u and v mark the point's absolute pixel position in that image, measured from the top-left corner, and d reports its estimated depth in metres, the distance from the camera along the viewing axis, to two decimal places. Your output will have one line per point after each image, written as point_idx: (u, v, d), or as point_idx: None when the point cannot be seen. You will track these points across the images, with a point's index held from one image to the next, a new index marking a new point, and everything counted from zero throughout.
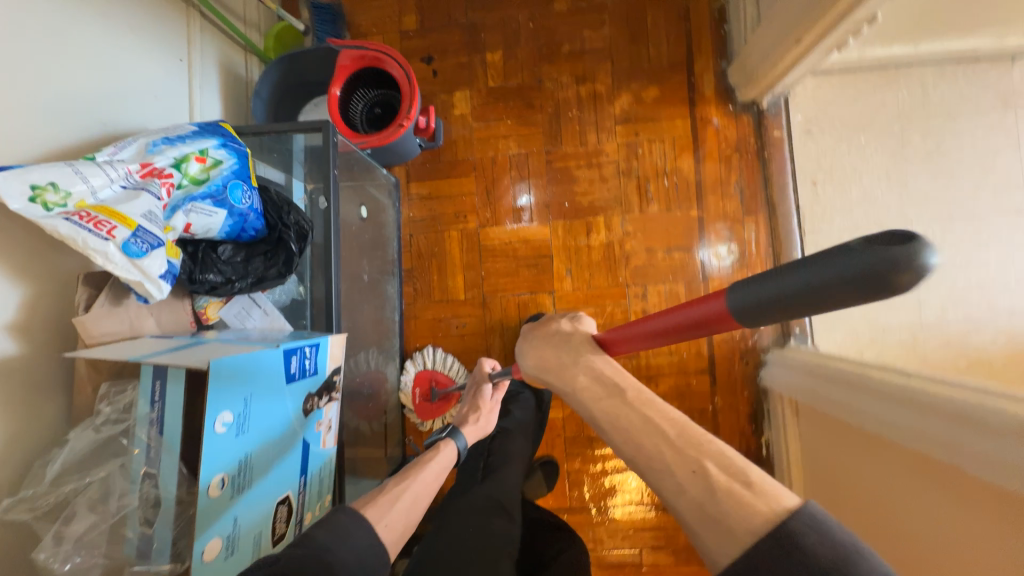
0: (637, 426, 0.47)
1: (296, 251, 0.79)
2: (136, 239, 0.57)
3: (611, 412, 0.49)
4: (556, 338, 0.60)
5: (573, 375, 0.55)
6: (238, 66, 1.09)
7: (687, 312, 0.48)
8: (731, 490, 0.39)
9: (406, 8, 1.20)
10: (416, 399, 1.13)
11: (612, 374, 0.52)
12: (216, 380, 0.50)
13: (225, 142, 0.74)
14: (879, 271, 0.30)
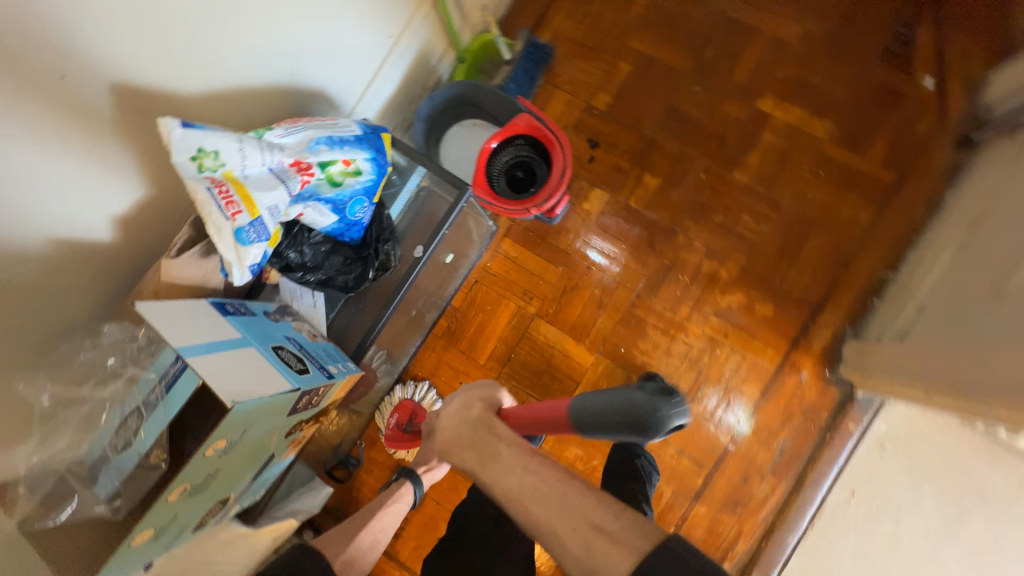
0: (527, 489, 0.54)
1: (369, 278, 0.81)
2: (251, 229, 0.60)
3: (509, 490, 0.55)
4: (458, 408, 0.71)
5: (483, 463, 0.59)
6: (434, 56, 1.07)
7: (554, 406, 0.67)
8: (601, 545, 0.48)
9: (605, 86, 1.17)
10: (389, 426, 1.15)
11: (494, 451, 0.59)
12: (233, 418, 0.53)
13: (375, 157, 0.75)
14: (651, 418, 0.54)
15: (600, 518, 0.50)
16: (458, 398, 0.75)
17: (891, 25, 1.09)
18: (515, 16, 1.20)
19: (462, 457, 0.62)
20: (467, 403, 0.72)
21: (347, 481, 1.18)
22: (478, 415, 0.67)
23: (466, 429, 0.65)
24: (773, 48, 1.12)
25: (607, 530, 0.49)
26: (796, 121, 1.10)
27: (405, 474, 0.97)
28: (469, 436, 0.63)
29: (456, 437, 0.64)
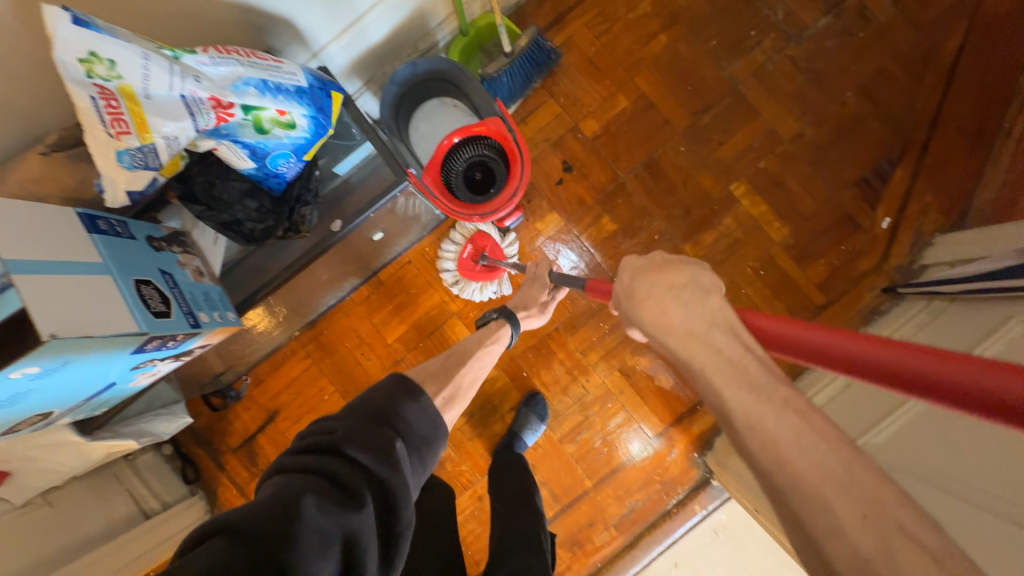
0: (782, 432, 0.41)
1: (273, 236, 0.77)
2: (137, 154, 0.56)
3: (751, 409, 0.43)
4: (676, 281, 0.53)
5: (722, 374, 0.45)
6: (434, 18, 1.00)
7: (958, 367, 0.35)
8: (907, 549, 0.34)
9: (599, 114, 1.13)
10: (462, 255, 1.10)
11: (738, 361, 0.46)
12: (48, 350, 0.50)
13: (314, 115, 0.70)
14: None
15: (907, 521, 0.36)
16: (682, 271, 0.53)
17: (876, 158, 1.10)
18: (534, 7, 1.14)
19: (688, 349, 0.49)
20: (700, 283, 0.52)
21: (222, 411, 1.18)
22: (715, 309, 0.50)
23: (694, 315, 0.50)
24: (765, 138, 1.12)
25: (913, 532, 0.35)
26: (758, 215, 1.11)
27: (507, 314, 0.93)
28: (701, 323, 0.49)
29: (681, 321, 0.50)
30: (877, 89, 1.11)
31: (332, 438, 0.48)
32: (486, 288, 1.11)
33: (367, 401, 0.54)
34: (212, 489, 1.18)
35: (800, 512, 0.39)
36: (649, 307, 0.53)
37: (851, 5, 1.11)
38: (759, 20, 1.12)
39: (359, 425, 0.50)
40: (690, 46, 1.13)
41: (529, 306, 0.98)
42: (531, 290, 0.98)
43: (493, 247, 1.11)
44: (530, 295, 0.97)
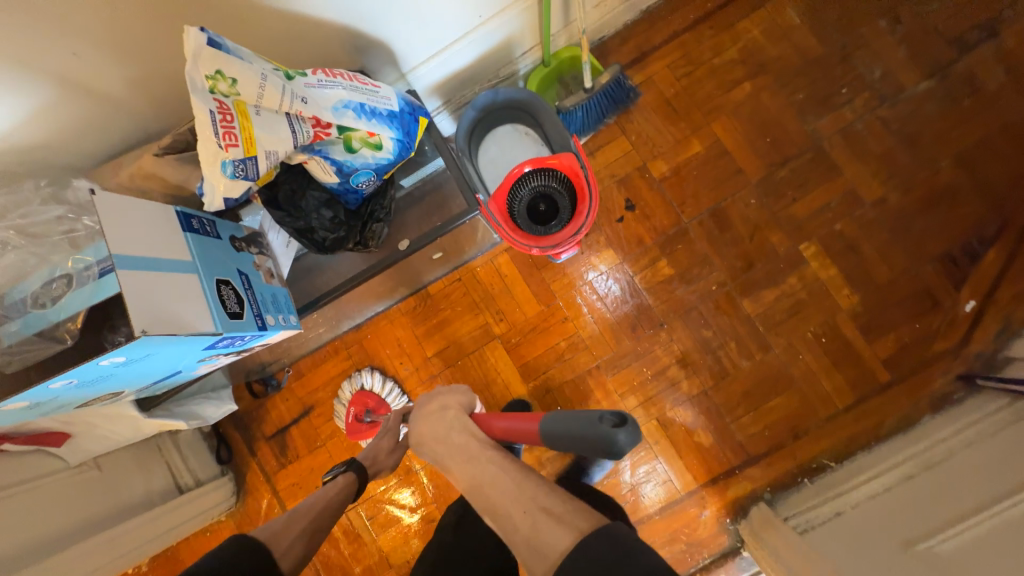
0: (477, 479, 0.65)
1: (343, 247, 0.79)
2: (239, 165, 0.58)
3: (470, 474, 0.66)
4: (432, 406, 0.80)
5: (456, 459, 0.70)
6: (520, 47, 1.02)
7: (526, 421, 0.72)
8: (543, 518, 0.56)
9: (668, 155, 1.11)
10: (349, 417, 1.15)
11: (465, 442, 0.71)
12: (136, 343, 0.53)
13: (400, 139, 0.72)
14: (608, 441, 0.60)
15: (549, 504, 0.57)
16: (434, 398, 0.82)
17: (967, 234, 1.02)
18: (618, 43, 1.13)
19: (436, 449, 0.74)
20: (446, 406, 0.79)
21: (262, 397, 1.22)
22: (454, 418, 0.76)
23: (442, 428, 0.75)
24: (844, 199, 1.06)
25: (552, 510, 0.56)
26: (826, 279, 1.06)
27: (354, 467, 0.89)
28: (445, 431, 0.74)
29: (435, 432, 0.75)
30: (979, 161, 1.03)
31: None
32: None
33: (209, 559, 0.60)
34: (241, 472, 1.22)
35: (503, 525, 0.59)
36: (421, 429, 0.77)
37: (960, 68, 1.04)
38: (853, 76, 1.07)
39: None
40: (774, 97, 1.09)
41: (379, 458, 0.94)
42: (381, 440, 0.95)
43: (375, 404, 1.15)
44: (378, 445, 0.94)
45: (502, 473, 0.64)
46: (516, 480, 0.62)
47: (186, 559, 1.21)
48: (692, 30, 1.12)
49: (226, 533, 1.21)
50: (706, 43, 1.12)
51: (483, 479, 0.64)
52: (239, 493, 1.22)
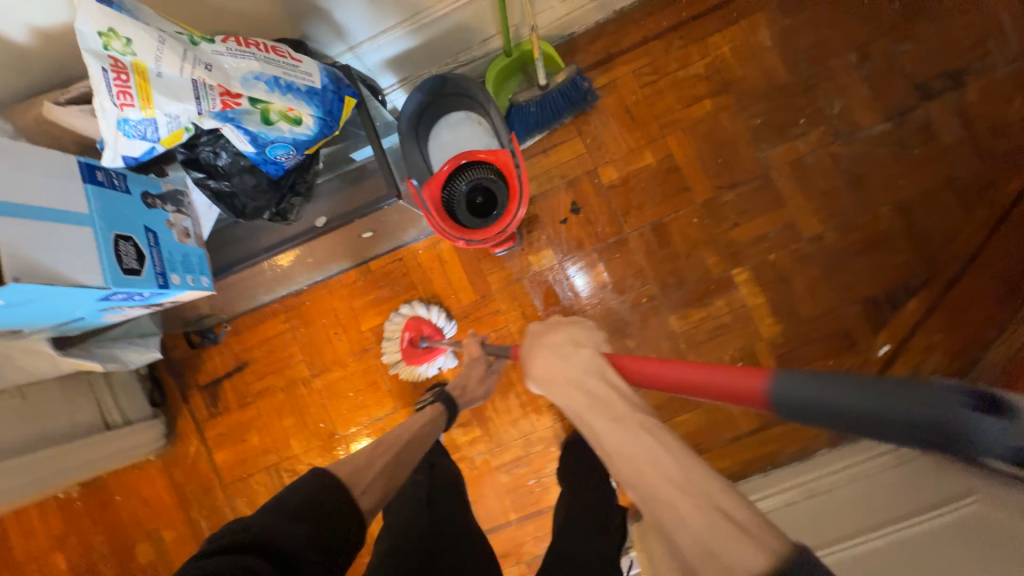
0: (634, 452, 0.47)
1: (260, 216, 0.80)
2: (137, 124, 0.60)
3: (619, 441, 0.48)
4: (556, 340, 0.60)
5: (591, 416, 0.52)
6: (479, 34, 1.00)
7: (724, 375, 0.44)
8: (728, 529, 0.39)
9: (621, 163, 1.11)
10: (405, 341, 1.14)
11: (606, 397, 0.53)
12: (11, 289, 0.55)
13: (320, 116, 0.71)
14: (958, 434, 0.29)
15: (732, 508, 0.41)
16: (559, 330, 0.62)
17: (894, 281, 1.04)
18: (587, 42, 1.12)
19: (570, 397, 0.55)
20: (574, 338, 0.60)
21: (198, 348, 1.25)
22: (589, 359, 0.57)
23: (570, 365, 0.57)
24: (783, 231, 1.07)
25: (735, 519, 0.40)
26: (753, 307, 1.08)
27: (444, 399, 0.95)
28: (578, 375, 0.56)
29: (563, 376, 0.57)
30: (918, 210, 1.04)
31: (249, 534, 0.52)
32: (434, 366, 1.14)
33: (293, 499, 0.59)
34: (173, 416, 1.26)
35: (657, 515, 0.43)
36: (537, 367, 0.60)
37: (917, 116, 1.04)
38: (812, 109, 1.07)
39: (274, 520, 0.55)
40: (733, 119, 1.09)
41: (467, 386, 1.00)
42: (472, 370, 1.01)
43: (430, 329, 1.14)
44: (468, 375, 1.00)
45: (663, 453, 0.46)
46: (696, 474, 0.44)
47: (115, 490, 1.27)
48: (663, 38, 1.10)
49: (154, 472, 1.27)
50: (674, 53, 1.10)
51: (636, 453, 0.47)
52: (170, 436, 1.26)
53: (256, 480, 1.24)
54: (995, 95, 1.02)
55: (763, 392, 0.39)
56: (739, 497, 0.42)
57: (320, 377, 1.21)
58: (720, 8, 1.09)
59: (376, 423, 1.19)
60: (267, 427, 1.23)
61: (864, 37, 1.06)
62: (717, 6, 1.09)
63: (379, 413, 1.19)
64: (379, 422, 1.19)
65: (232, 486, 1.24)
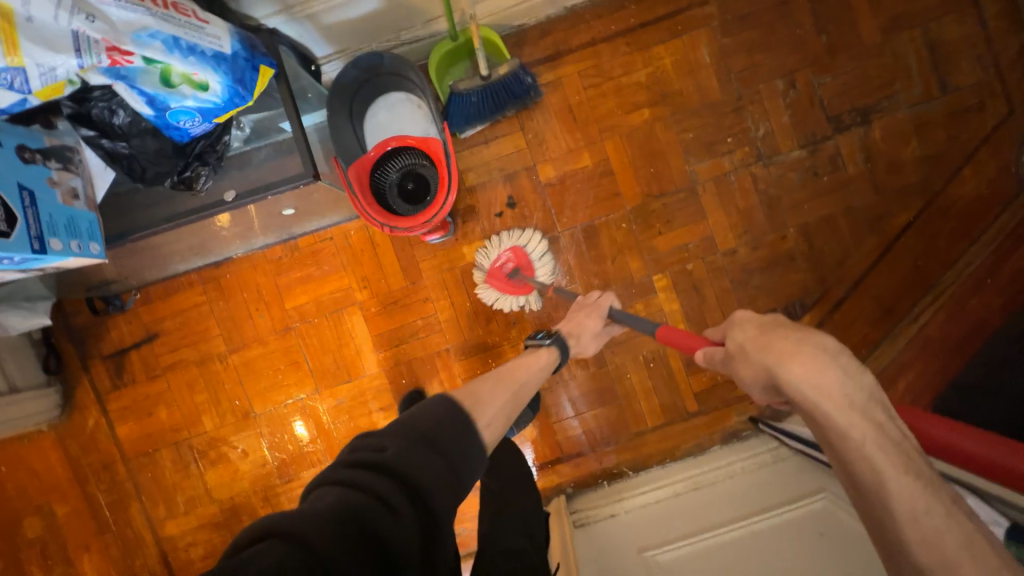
0: (924, 511, 0.47)
1: (162, 183, 0.75)
2: (1, 72, 0.54)
3: (907, 494, 0.48)
4: (824, 349, 0.58)
5: (868, 453, 0.51)
6: (423, 14, 0.97)
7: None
8: None
9: (559, 162, 1.13)
10: (498, 266, 1.11)
11: (894, 438, 0.52)
12: None
13: (229, 84, 0.68)
14: None
15: None
16: (814, 343, 0.59)
17: (792, 297, 1.14)
18: (536, 36, 1.11)
19: (850, 420, 0.53)
20: (846, 360, 0.57)
21: (103, 315, 1.16)
22: (871, 394, 0.55)
23: (854, 389, 0.54)
24: (701, 242, 1.14)
25: None
26: (669, 312, 1.15)
27: (558, 343, 0.91)
28: (859, 400, 0.54)
29: (831, 391, 0.54)
30: (820, 234, 1.14)
31: (381, 458, 0.49)
32: (515, 301, 1.12)
33: (430, 422, 0.56)
34: (71, 386, 1.18)
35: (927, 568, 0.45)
36: (796, 368, 0.57)
37: (828, 146, 1.12)
38: (739, 129, 1.13)
39: (409, 446, 0.51)
40: (668, 130, 1.13)
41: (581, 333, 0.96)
42: (586, 321, 0.96)
43: (528, 264, 1.12)
44: (582, 322, 0.96)
45: (959, 530, 0.46)
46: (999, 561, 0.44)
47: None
48: (611, 41, 1.12)
49: (46, 444, 1.18)
50: (620, 58, 1.12)
51: (920, 505, 0.47)
52: (66, 407, 1.18)
53: (162, 455, 1.19)
54: (897, 134, 1.12)
55: None
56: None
57: (239, 353, 1.17)
58: (667, 19, 1.12)
59: (295, 403, 1.17)
60: (178, 401, 1.18)
61: (792, 66, 1.12)
62: (664, 16, 1.12)
63: (298, 392, 1.17)
64: (298, 401, 1.17)
65: (136, 461, 1.19)
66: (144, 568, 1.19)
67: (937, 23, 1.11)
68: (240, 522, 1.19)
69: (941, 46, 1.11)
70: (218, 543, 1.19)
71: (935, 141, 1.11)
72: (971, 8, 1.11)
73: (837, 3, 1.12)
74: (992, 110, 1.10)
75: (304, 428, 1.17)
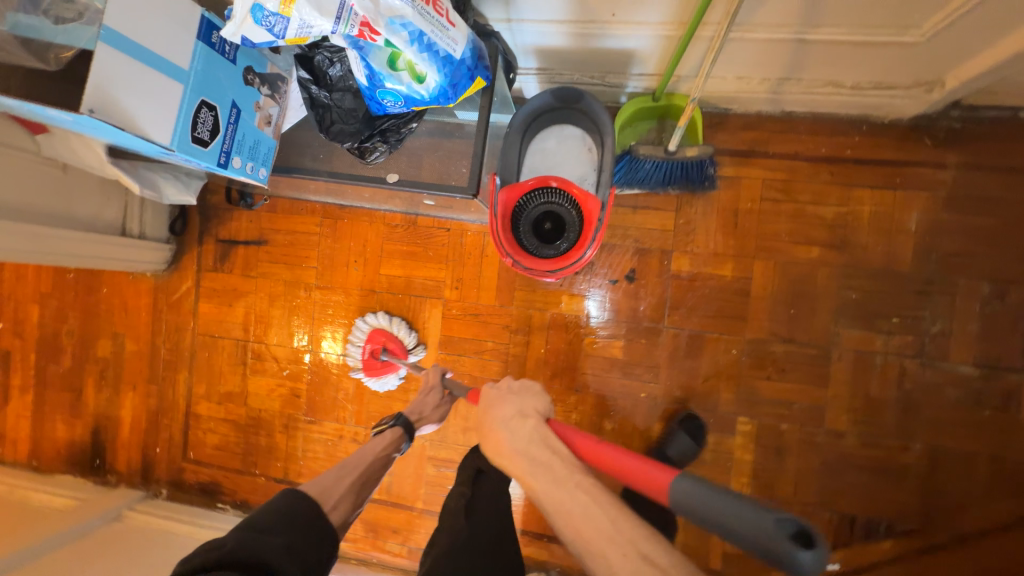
0: (572, 507, 0.54)
1: (341, 141, 0.76)
2: (270, 16, 0.57)
3: (561, 502, 0.55)
4: (505, 411, 0.66)
5: (535, 478, 0.58)
6: (637, 67, 0.93)
7: (642, 465, 0.56)
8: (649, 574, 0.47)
9: (697, 260, 1.05)
10: (365, 355, 1.15)
11: (553, 458, 0.60)
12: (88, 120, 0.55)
13: (443, 86, 0.67)
14: (783, 560, 0.44)
15: (653, 552, 0.49)
16: (507, 399, 0.68)
17: (881, 514, 0.99)
18: (738, 125, 1.02)
19: (515, 465, 0.61)
20: (523, 412, 0.65)
21: (232, 205, 1.26)
22: (533, 430, 0.63)
23: (518, 438, 0.62)
24: (808, 408, 1.02)
25: (657, 563, 0.48)
26: (737, 458, 1.04)
27: (401, 424, 0.94)
28: (523, 444, 0.62)
29: (511, 449, 0.62)
30: (949, 465, 0.97)
31: (223, 550, 0.58)
32: (392, 379, 1.15)
33: (268, 515, 0.67)
34: (182, 250, 1.29)
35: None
36: (491, 441, 0.64)
37: (1008, 378, 0.95)
38: (913, 313, 0.98)
39: (246, 536, 0.61)
40: (831, 279, 1.01)
41: (424, 413, 1.00)
42: (428, 396, 0.99)
43: (392, 345, 1.14)
44: (425, 403, 0.98)
45: (588, 503, 0.54)
46: (627, 530, 0.51)
47: (103, 284, 1.33)
48: (813, 163, 1.00)
49: (143, 289, 1.31)
50: (815, 184, 1.01)
51: (575, 511, 0.54)
52: (171, 266, 1.30)
53: (222, 344, 1.28)
54: None
55: (669, 489, 0.53)
56: (654, 545, 0.49)
57: (323, 291, 1.22)
58: (888, 165, 0.98)
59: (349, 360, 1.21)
60: (255, 306, 1.26)
61: (1009, 275, 0.95)
62: (887, 161, 0.98)
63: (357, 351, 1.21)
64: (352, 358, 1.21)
65: (201, 338, 1.29)
66: (169, 429, 1.31)
67: None
68: (257, 434, 1.27)
69: None
70: (232, 442, 1.28)
71: None
72: None
73: None
74: None
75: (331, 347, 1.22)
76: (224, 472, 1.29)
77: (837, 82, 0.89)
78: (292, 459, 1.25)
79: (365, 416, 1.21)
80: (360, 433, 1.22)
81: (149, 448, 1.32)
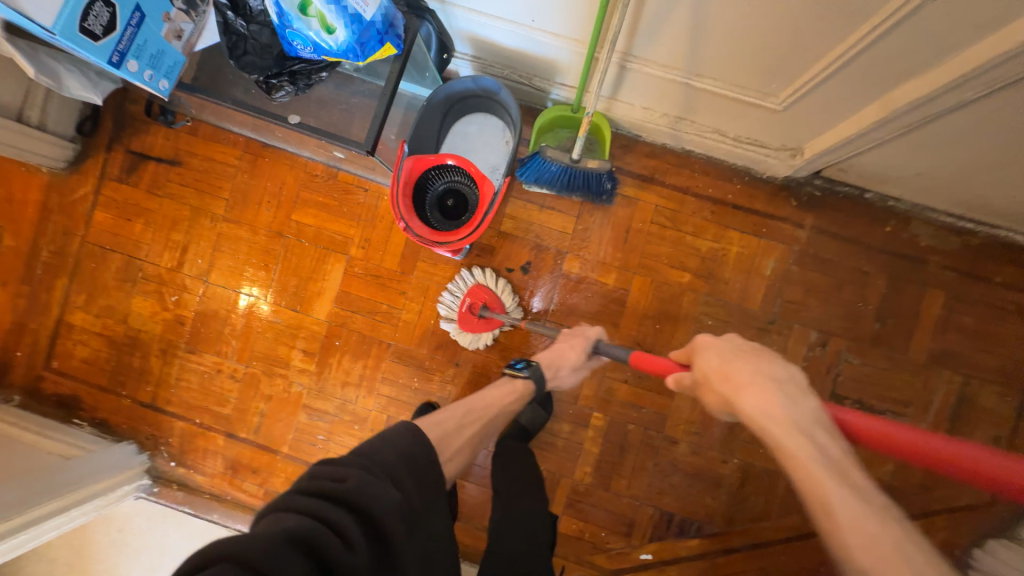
0: (878, 530, 0.45)
1: (248, 72, 0.79)
2: None
3: (865, 516, 0.46)
4: (765, 376, 0.60)
5: (818, 478, 0.50)
6: (559, 76, 1.00)
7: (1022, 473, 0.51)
8: None
9: (588, 265, 1.15)
10: (462, 307, 1.11)
11: (839, 458, 0.52)
12: None
13: (345, 38, 0.71)
14: None
15: None
16: (749, 361, 0.62)
17: (693, 515, 1.12)
18: (643, 151, 1.13)
19: (790, 438, 0.53)
20: (791, 378, 0.59)
21: (151, 119, 1.23)
22: (813, 408, 0.56)
23: (795, 408, 0.56)
24: (652, 414, 1.14)
25: None
26: (585, 448, 1.15)
27: (534, 377, 0.91)
28: (796, 419, 0.55)
29: (781, 418, 0.55)
30: (755, 481, 1.12)
31: (342, 486, 0.50)
32: (488, 336, 1.12)
33: (392, 453, 0.58)
34: (86, 153, 1.24)
35: None
36: (746, 391, 0.59)
37: None
38: None
39: (369, 476, 0.53)
40: (694, 304, 1.13)
41: (560, 372, 0.96)
42: (567, 355, 0.95)
43: (491, 300, 1.11)
44: (564, 358, 0.95)
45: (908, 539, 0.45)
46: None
47: None
48: (699, 199, 1.13)
49: (33, 184, 1.24)
50: (696, 219, 1.13)
51: (866, 519, 0.46)
52: (70, 166, 1.24)
53: (113, 256, 1.24)
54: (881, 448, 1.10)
55: None
56: None
57: (231, 224, 1.21)
58: (756, 215, 1.12)
59: (245, 297, 1.22)
60: (158, 225, 1.23)
61: (831, 329, 1.11)
62: (757, 212, 1.12)
63: (253, 289, 1.21)
64: (248, 296, 1.22)
65: (91, 247, 1.24)
66: (33, 335, 1.25)
67: (979, 381, 1.08)
68: (132, 355, 1.24)
69: (970, 405, 1.08)
70: (103, 358, 1.24)
71: (907, 478, 1.09)
72: (1017, 390, 1.07)
73: (907, 307, 1.10)
74: (974, 489, 1.08)
75: (246, 302, 1.22)
76: (88, 387, 1.24)
77: (722, 131, 1.02)
78: (165, 385, 1.23)
79: (249, 355, 1.22)
80: (239, 370, 1.22)
81: (8, 350, 1.25)
